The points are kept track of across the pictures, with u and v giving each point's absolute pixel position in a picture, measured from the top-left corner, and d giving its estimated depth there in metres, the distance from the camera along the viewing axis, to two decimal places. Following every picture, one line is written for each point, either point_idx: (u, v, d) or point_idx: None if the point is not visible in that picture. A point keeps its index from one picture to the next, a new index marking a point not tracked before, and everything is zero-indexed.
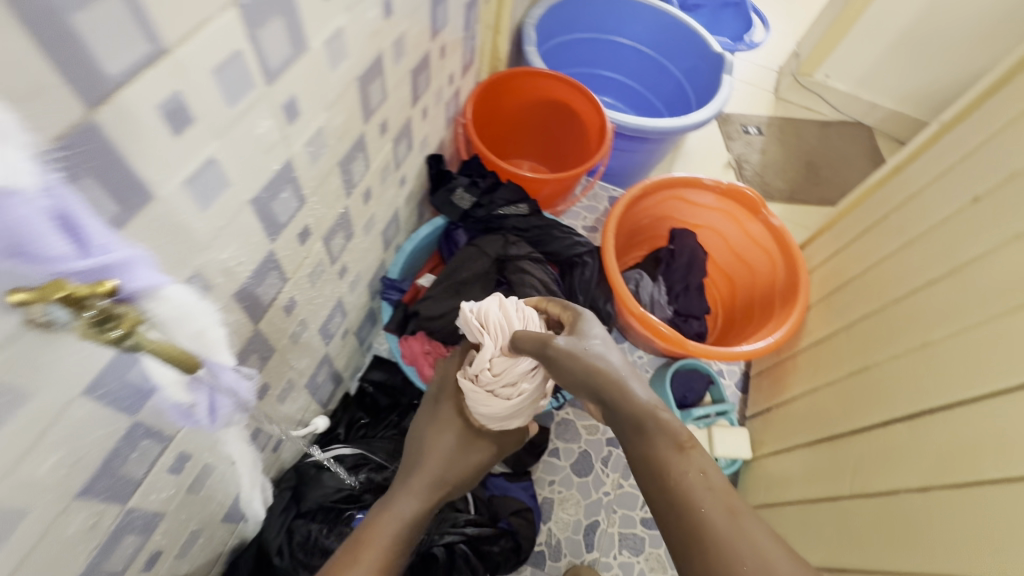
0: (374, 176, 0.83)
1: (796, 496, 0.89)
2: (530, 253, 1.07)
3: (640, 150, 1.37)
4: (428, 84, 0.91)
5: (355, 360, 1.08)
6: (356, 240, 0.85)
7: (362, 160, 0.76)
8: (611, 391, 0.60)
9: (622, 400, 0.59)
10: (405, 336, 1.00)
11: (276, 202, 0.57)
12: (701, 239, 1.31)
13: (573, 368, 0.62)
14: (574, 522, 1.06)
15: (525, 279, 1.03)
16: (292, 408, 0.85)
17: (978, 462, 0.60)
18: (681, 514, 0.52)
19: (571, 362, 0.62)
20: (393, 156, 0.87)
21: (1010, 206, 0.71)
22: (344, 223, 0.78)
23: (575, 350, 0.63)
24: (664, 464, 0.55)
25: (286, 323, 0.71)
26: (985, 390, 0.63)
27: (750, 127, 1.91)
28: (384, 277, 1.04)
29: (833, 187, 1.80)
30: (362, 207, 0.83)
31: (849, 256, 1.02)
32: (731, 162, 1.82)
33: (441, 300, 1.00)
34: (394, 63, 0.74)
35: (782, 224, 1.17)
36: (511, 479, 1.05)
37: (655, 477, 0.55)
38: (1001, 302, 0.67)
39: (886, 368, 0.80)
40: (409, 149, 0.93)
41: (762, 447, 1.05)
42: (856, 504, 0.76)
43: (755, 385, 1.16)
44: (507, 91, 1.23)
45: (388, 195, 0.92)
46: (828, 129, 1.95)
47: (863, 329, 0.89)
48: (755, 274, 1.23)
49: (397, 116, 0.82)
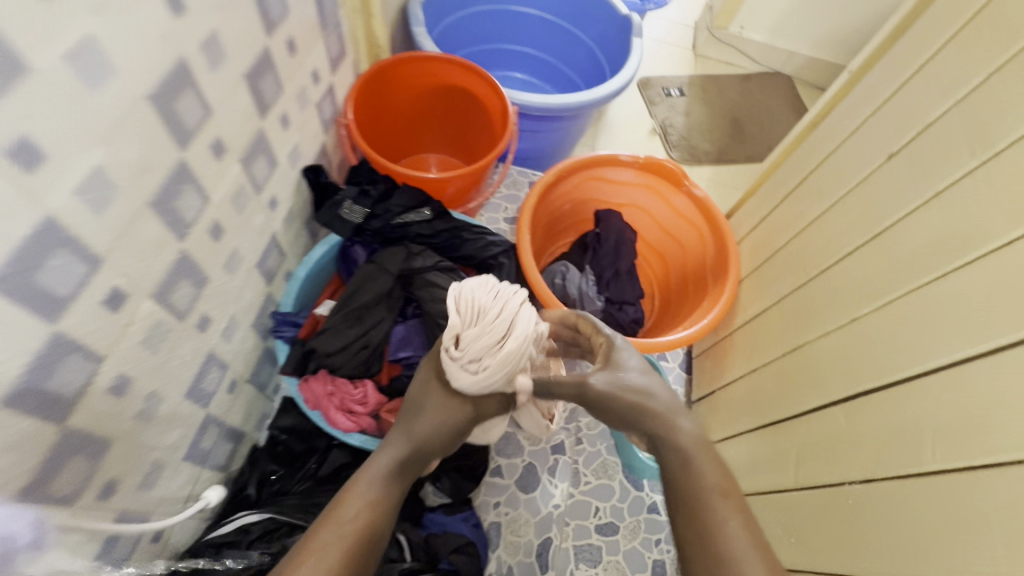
0: (223, 206, 0.70)
1: (744, 487, 0.84)
2: (438, 262, 0.96)
3: (556, 129, 1.27)
4: (280, 87, 0.77)
5: (257, 409, 0.96)
6: (214, 283, 0.72)
7: (193, 191, 0.63)
8: (657, 431, 0.57)
9: (672, 447, 0.56)
10: (306, 377, 0.87)
11: (42, 273, 0.44)
12: (628, 219, 1.24)
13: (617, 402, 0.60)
14: (525, 543, 0.99)
15: (435, 293, 0.93)
16: (169, 487, 0.73)
17: (914, 450, 0.55)
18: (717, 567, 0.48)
19: (617, 395, 0.60)
20: (246, 178, 0.74)
21: (925, 161, 0.65)
22: (187, 270, 0.65)
23: (615, 387, 0.60)
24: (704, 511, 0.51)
25: (121, 405, 0.58)
26: (915, 368, 0.58)
27: (672, 89, 1.83)
28: (274, 313, 0.91)
29: (760, 143, 1.76)
30: (213, 245, 0.69)
31: (775, 223, 0.96)
32: (656, 129, 1.74)
33: (341, 331, 0.88)
34: (212, 70, 0.60)
35: (705, 194, 1.11)
36: (449, 511, 0.96)
37: (696, 529, 0.50)
38: (921, 268, 0.61)
39: (819, 346, 0.75)
40: (271, 166, 0.80)
41: (708, 435, 1.00)
42: (800, 497, 0.70)
43: (698, 366, 1.11)
44: (395, 81, 1.10)
45: (253, 222, 0.78)
46: (749, 82, 1.90)
47: (795, 303, 0.83)
48: (685, 249, 1.17)
49: (238, 132, 0.69)
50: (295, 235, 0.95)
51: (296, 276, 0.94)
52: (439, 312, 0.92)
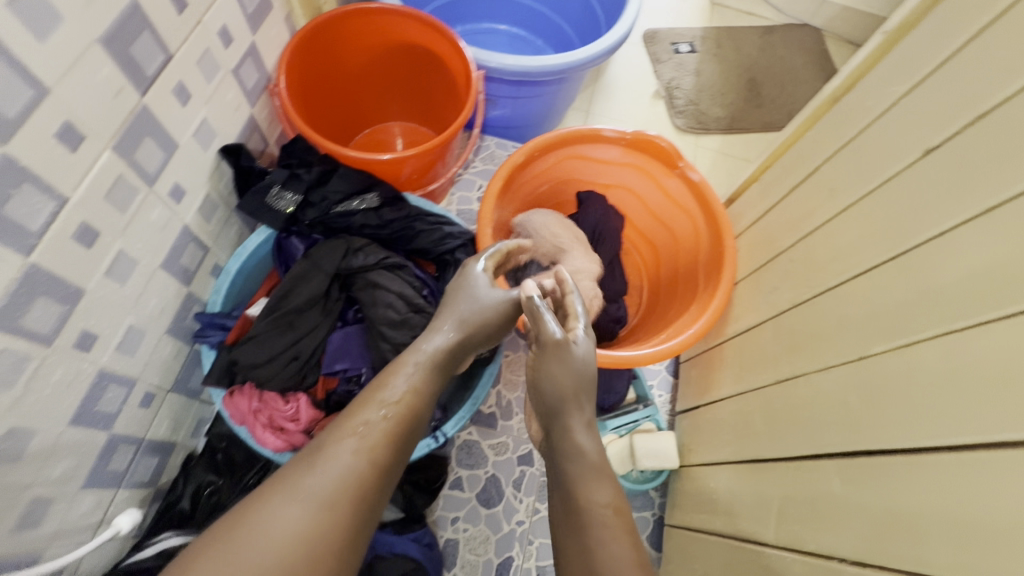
0: (94, 204, 0.58)
1: (721, 528, 0.75)
2: (384, 259, 0.84)
3: (537, 95, 1.10)
4: (171, 53, 0.63)
5: (187, 417, 0.86)
6: (95, 293, 0.61)
7: (36, 192, 0.51)
8: (558, 432, 0.63)
9: (580, 468, 0.59)
10: (231, 391, 0.77)
11: None
12: (614, 201, 1.09)
13: (551, 382, 0.65)
14: (484, 563, 0.91)
15: (376, 295, 0.81)
16: (64, 518, 0.66)
17: (922, 544, 0.44)
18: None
19: (563, 373, 0.65)
20: (131, 167, 0.61)
21: (972, 162, 0.50)
22: (44, 284, 0.54)
23: (558, 352, 0.66)
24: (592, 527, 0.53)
25: None
26: (931, 439, 0.46)
27: (681, 45, 1.62)
28: (199, 314, 0.81)
29: (779, 109, 1.55)
30: (84, 250, 0.58)
31: (782, 219, 0.81)
32: (660, 92, 1.55)
33: (268, 340, 0.77)
34: (42, 37, 0.47)
35: (702, 178, 0.95)
36: (399, 530, 0.88)
37: (581, 541, 0.53)
38: (953, 308, 0.48)
39: (817, 382, 0.63)
40: (169, 149, 0.67)
41: (688, 454, 0.91)
42: (779, 558, 0.61)
43: (685, 374, 0.99)
44: (340, 39, 0.94)
45: (149, 217, 0.67)
46: (771, 37, 1.67)
47: (792, 323, 0.71)
48: (677, 239, 1.03)
49: (104, 113, 0.56)
50: (221, 225, 0.83)
51: (228, 272, 0.83)
52: (381, 319, 0.80)
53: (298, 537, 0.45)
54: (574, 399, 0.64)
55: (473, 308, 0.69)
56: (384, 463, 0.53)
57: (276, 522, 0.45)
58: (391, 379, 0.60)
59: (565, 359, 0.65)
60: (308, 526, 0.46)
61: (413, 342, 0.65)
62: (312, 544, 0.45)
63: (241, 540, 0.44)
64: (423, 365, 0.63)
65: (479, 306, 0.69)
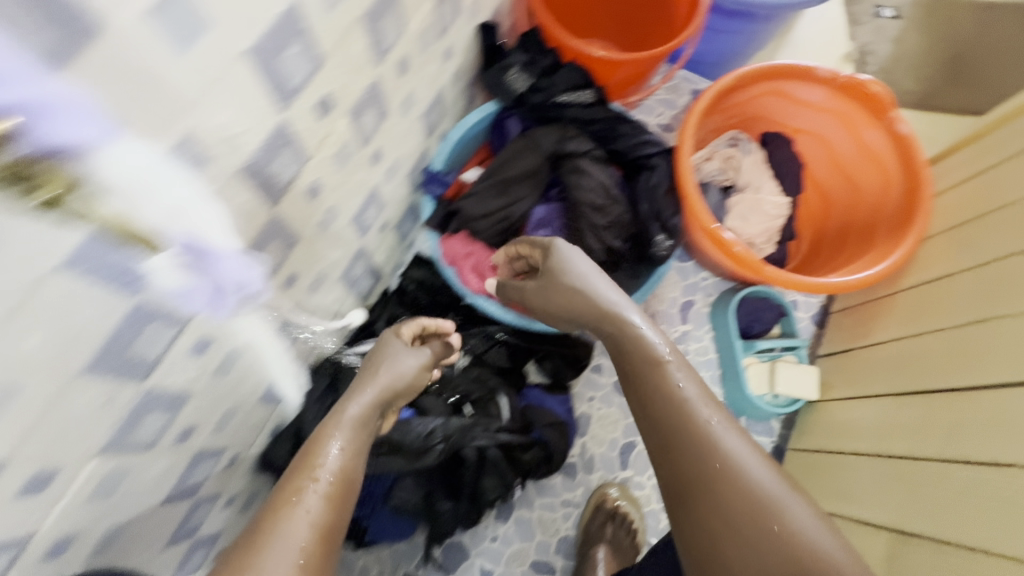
0: (413, 43, 0.70)
1: (861, 448, 0.82)
2: (591, 151, 0.92)
3: (744, 29, 1.11)
4: None
5: (394, 256, 1.02)
6: (392, 120, 0.74)
7: (396, 17, 0.63)
8: (614, 321, 0.64)
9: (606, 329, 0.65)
10: (447, 234, 0.92)
11: (284, 58, 0.47)
12: (798, 146, 1.10)
13: (565, 287, 0.68)
14: (611, 440, 1.03)
15: (581, 180, 0.90)
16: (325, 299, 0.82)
17: None
18: (685, 434, 0.54)
19: (563, 278, 0.68)
20: (436, 18, 0.73)
21: None
22: (377, 98, 0.67)
23: (563, 264, 0.69)
24: (651, 377, 0.58)
25: (310, 210, 0.64)
26: None
27: (885, 8, 1.50)
28: (426, 170, 0.94)
29: (982, 92, 1.44)
30: (398, 80, 0.71)
31: (996, 180, 0.80)
32: (851, 54, 1.48)
33: (485, 199, 0.90)
34: None
35: (910, 132, 0.94)
36: (547, 391, 1.02)
37: (660, 431, 0.55)
38: None
39: (1008, 325, 0.67)
40: (457, 12, 0.78)
41: (830, 392, 0.95)
42: (939, 470, 0.68)
43: (834, 322, 1.04)
44: None
45: (431, 69, 0.79)
46: (991, 12, 1.52)
47: (984, 275, 0.75)
48: (860, 194, 1.03)
49: None
50: (457, 95, 0.94)
51: (450, 139, 0.95)
52: (582, 201, 0.90)
53: (324, 503, 0.49)
54: (581, 282, 0.67)
55: (399, 368, 0.64)
56: (341, 507, 0.51)
57: (295, 514, 0.48)
58: (382, 352, 0.67)
59: (410, 361, 0.66)
60: (322, 512, 0.49)
61: (338, 399, 0.59)
62: (333, 522, 0.49)
63: (275, 531, 0.46)
64: (345, 445, 0.54)
65: (401, 370, 0.64)
